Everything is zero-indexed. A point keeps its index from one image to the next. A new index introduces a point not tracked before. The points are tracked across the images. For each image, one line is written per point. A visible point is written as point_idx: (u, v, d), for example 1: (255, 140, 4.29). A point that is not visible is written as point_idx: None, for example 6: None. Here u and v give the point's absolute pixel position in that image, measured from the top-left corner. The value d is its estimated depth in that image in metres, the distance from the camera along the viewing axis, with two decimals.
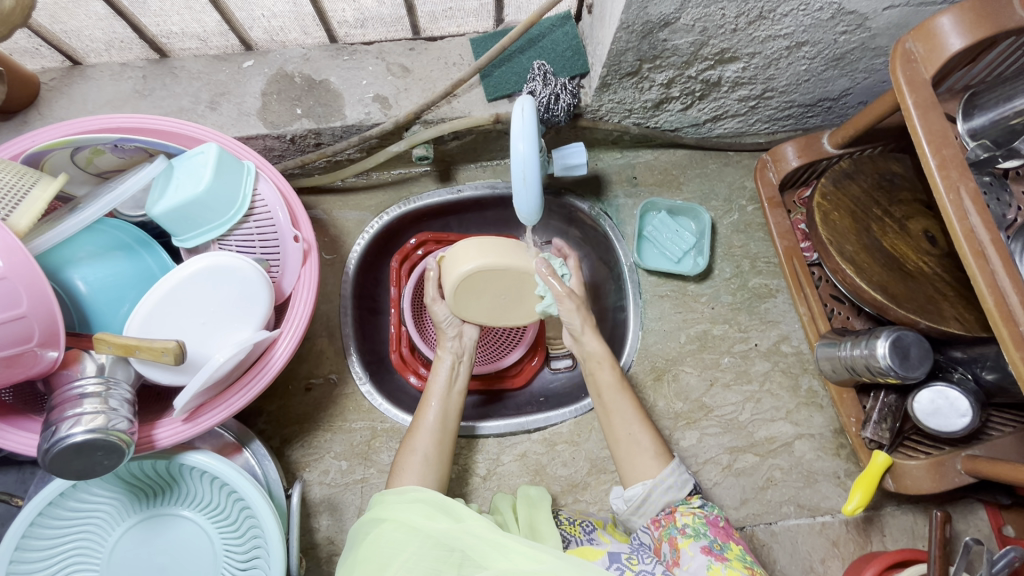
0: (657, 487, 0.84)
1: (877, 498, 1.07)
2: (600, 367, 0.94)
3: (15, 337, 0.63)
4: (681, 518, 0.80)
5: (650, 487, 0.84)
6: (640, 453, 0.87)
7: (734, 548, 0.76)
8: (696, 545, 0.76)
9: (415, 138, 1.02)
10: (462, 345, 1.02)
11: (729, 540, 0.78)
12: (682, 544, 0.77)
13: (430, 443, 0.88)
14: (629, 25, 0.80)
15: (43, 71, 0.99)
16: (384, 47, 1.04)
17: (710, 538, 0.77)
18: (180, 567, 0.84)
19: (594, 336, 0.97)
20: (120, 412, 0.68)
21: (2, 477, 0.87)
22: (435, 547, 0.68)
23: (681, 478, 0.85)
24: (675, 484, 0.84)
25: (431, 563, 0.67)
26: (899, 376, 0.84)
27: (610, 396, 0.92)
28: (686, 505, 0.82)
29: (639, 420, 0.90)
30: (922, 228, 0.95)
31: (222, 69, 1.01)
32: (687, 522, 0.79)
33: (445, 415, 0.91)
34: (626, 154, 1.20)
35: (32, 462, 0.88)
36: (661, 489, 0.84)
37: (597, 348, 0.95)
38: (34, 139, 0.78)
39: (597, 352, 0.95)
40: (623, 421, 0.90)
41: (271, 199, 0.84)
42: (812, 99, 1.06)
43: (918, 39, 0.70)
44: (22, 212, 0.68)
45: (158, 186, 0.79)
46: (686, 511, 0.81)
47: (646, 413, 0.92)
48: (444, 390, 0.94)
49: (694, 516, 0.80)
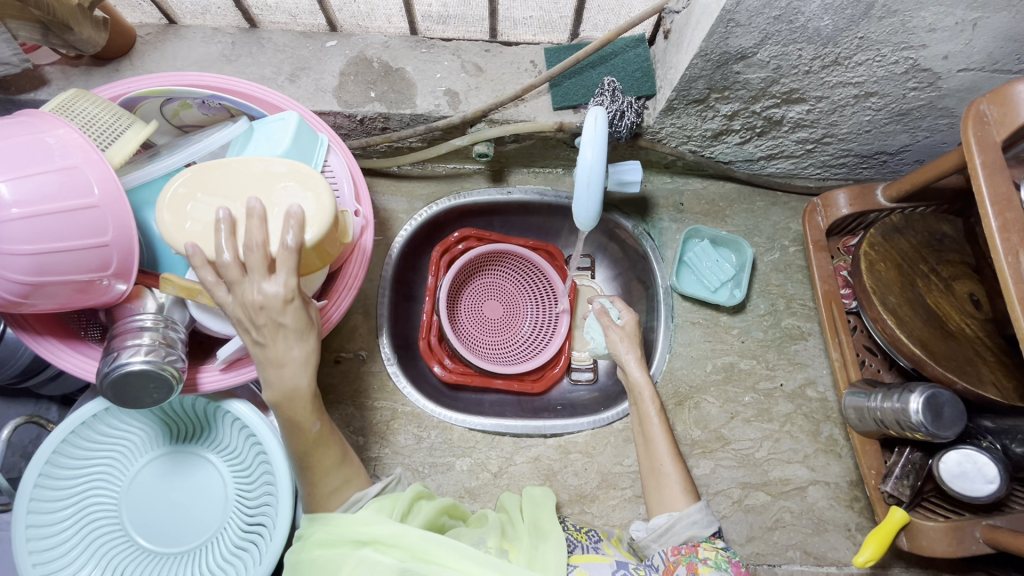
0: (682, 519, 0.85)
1: (886, 558, 1.05)
2: (645, 399, 1.01)
3: (94, 264, 0.66)
4: (703, 552, 0.80)
5: (676, 517, 0.86)
6: (669, 486, 0.91)
7: None
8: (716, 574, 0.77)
9: (478, 135, 1.05)
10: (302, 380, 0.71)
11: None
12: (702, 571, 0.78)
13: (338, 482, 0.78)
14: (707, 53, 0.82)
15: (141, 25, 1.05)
16: (461, 45, 1.07)
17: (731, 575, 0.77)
18: (192, 507, 0.86)
19: (639, 365, 1.05)
20: (176, 351, 0.71)
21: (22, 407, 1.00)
22: (383, 550, 0.70)
23: (707, 517, 0.85)
24: (700, 521, 0.85)
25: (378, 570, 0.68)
26: (929, 433, 0.83)
27: (645, 414, 1.00)
28: (709, 543, 0.82)
29: (673, 456, 0.94)
30: (967, 291, 0.96)
31: (306, 46, 1.05)
32: (709, 555, 0.80)
33: (337, 484, 0.77)
34: (676, 180, 1.22)
35: (48, 398, 1.01)
36: (685, 522, 0.85)
37: (640, 379, 1.03)
38: (130, 86, 0.82)
39: (640, 383, 1.02)
40: (659, 455, 0.95)
41: (340, 172, 0.87)
42: (869, 151, 1.08)
43: (993, 102, 0.71)
44: (118, 147, 0.73)
45: (237, 145, 0.84)
46: (708, 547, 0.81)
47: (679, 449, 0.96)
48: (329, 453, 0.77)
49: (717, 553, 0.80)
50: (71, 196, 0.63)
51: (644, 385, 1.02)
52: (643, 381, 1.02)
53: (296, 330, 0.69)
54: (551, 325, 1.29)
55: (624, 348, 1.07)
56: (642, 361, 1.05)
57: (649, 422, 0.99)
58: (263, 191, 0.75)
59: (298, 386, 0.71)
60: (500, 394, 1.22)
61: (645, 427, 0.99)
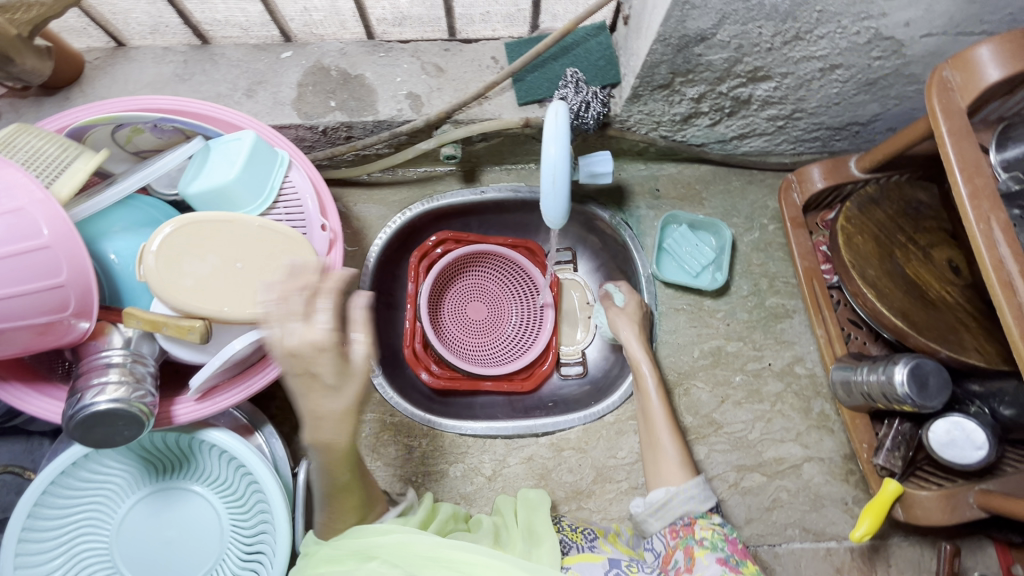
0: (678, 495, 0.85)
1: (885, 528, 1.06)
2: (644, 375, 1.01)
3: (50, 306, 0.64)
4: (699, 531, 0.81)
5: (673, 492, 0.85)
6: (665, 460, 0.91)
7: (751, 568, 0.77)
8: (712, 555, 0.78)
9: (444, 137, 1.03)
10: (333, 432, 0.67)
11: (746, 559, 0.79)
12: (698, 553, 0.79)
13: (351, 518, 0.77)
14: (666, 37, 0.81)
15: (89, 50, 1.02)
16: (420, 46, 1.05)
17: (727, 552, 0.78)
18: (186, 542, 0.85)
19: (639, 342, 1.05)
20: (145, 386, 0.69)
21: (12, 447, 0.92)
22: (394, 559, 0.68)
23: (704, 492, 0.85)
24: (697, 496, 0.85)
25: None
26: (915, 404, 0.83)
27: (643, 390, 1.00)
28: (706, 519, 0.83)
29: (670, 429, 0.95)
30: (946, 258, 0.95)
31: (261, 58, 1.03)
32: (705, 535, 0.80)
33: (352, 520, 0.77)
34: (650, 166, 1.21)
35: (41, 434, 0.94)
36: (682, 497, 0.85)
37: (639, 356, 1.03)
38: (76, 116, 0.80)
39: (640, 359, 1.03)
40: (659, 430, 0.95)
41: (302, 187, 0.85)
42: (841, 123, 1.07)
43: (955, 67, 0.70)
44: (65, 180, 0.70)
45: (193, 167, 0.82)
46: (705, 525, 0.82)
47: (677, 425, 0.96)
48: (353, 491, 0.76)
49: (713, 532, 0.81)
50: (19, 238, 0.61)
51: (643, 359, 1.03)
52: (646, 363, 1.02)
53: (331, 378, 0.63)
54: (536, 322, 1.28)
55: (622, 325, 1.08)
56: (640, 339, 1.06)
57: (647, 397, 0.99)
58: (228, 248, 0.76)
59: (336, 440, 0.68)
60: (489, 396, 1.21)
61: (644, 406, 0.99)
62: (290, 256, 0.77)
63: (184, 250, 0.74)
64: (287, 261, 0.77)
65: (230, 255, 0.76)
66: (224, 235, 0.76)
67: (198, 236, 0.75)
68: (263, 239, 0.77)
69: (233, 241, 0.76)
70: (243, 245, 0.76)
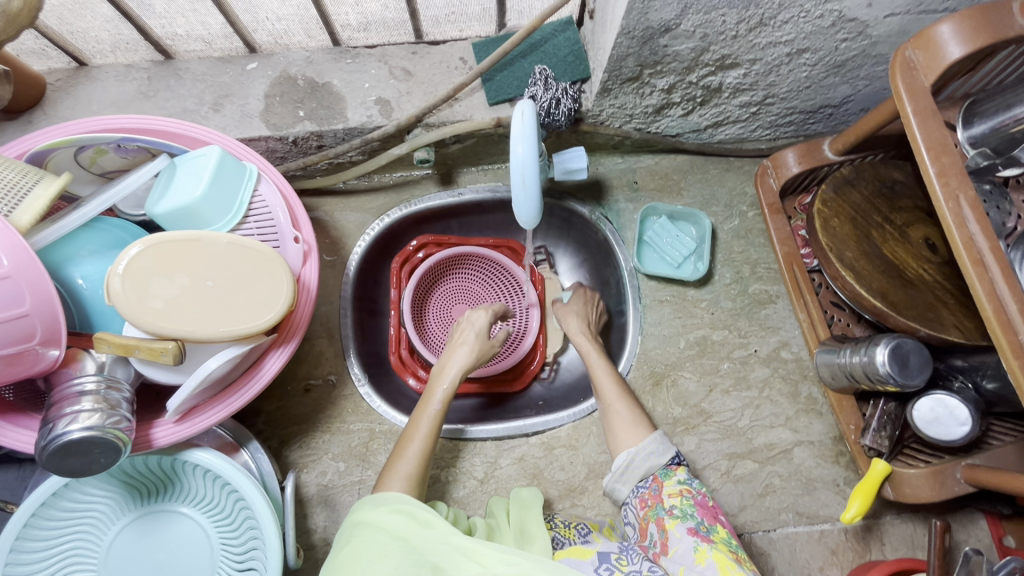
0: (639, 453, 0.87)
1: (877, 507, 1.07)
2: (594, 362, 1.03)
3: (16, 336, 0.63)
4: (668, 500, 0.82)
5: (633, 453, 0.88)
6: (619, 419, 0.93)
7: (720, 532, 0.79)
8: (682, 525, 0.78)
9: (416, 141, 1.02)
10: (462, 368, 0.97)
11: (716, 522, 0.80)
12: (668, 524, 0.80)
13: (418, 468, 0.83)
14: (630, 30, 0.80)
15: (50, 71, 1.00)
16: (387, 51, 1.04)
17: (697, 520, 0.79)
18: (176, 564, 0.85)
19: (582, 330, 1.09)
20: (119, 412, 0.68)
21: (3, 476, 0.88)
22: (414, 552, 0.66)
23: (662, 445, 0.88)
24: (654, 450, 0.87)
25: (410, 567, 0.63)
26: (898, 383, 0.84)
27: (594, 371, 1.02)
28: (670, 478, 0.85)
29: (619, 393, 0.96)
30: (922, 236, 0.95)
31: (225, 71, 1.01)
32: (674, 504, 0.81)
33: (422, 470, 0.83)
34: (627, 159, 1.20)
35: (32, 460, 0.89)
36: (643, 454, 0.87)
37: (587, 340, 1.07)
38: (38, 139, 0.78)
39: (587, 347, 1.06)
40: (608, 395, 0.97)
41: (271, 200, 0.84)
42: (813, 106, 1.07)
43: (918, 46, 0.69)
44: (24, 208, 0.69)
45: (159, 187, 0.80)
46: (672, 490, 0.83)
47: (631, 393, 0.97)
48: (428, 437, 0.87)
49: (681, 497, 0.82)
50: None
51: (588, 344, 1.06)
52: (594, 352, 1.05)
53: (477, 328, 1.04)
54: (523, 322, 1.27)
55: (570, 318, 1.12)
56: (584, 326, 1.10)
57: (597, 373, 1.01)
58: (199, 264, 0.75)
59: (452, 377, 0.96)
60: (477, 398, 1.21)
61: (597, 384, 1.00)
62: (261, 273, 0.77)
63: (153, 268, 0.72)
64: (261, 278, 0.77)
65: (202, 272, 0.75)
66: (193, 253, 0.75)
67: (167, 253, 0.73)
68: (235, 256, 0.76)
69: (202, 258, 0.75)
70: (215, 262, 0.76)
